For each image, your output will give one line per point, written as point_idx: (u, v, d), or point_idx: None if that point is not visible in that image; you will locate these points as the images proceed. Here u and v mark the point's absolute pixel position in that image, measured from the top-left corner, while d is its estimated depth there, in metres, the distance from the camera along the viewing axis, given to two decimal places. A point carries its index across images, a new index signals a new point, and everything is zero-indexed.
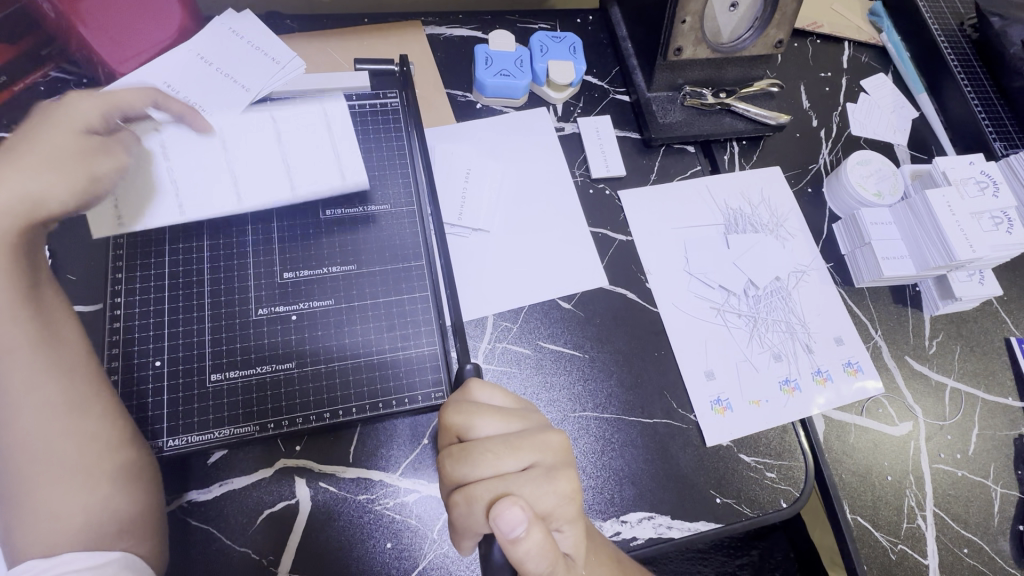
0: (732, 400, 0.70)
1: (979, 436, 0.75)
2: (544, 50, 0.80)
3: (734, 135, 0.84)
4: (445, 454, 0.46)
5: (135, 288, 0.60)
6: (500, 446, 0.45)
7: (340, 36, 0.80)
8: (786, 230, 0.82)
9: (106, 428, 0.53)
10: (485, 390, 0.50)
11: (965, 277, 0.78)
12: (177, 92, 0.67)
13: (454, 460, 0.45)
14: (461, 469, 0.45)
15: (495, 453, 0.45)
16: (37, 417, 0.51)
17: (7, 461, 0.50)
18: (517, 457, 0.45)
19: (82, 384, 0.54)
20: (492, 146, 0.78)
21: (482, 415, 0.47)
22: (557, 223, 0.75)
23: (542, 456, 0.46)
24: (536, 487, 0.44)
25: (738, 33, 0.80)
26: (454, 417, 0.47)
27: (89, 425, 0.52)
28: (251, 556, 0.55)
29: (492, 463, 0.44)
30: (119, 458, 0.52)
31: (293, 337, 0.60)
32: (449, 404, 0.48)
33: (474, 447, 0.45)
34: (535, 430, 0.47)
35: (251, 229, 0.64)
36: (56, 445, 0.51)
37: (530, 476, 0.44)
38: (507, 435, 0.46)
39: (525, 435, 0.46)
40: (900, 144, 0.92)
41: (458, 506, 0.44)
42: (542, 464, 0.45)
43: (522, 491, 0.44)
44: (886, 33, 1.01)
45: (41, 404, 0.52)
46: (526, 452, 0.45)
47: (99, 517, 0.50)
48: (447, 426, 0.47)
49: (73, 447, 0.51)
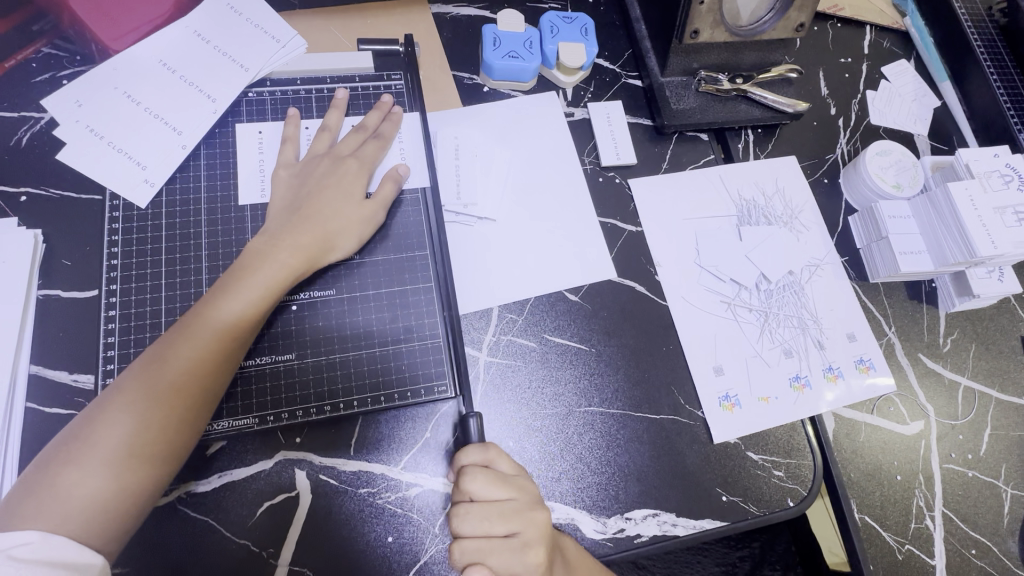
0: (741, 397, 0.68)
1: (992, 436, 0.74)
2: (554, 31, 0.78)
3: (749, 123, 0.81)
4: (449, 512, 0.50)
5: (131, 276, 0.59)
6: (488, 517, 0.49)
7: (343, 14, 0.77)
8: (801, 222, 0.80)
9: (177, 409, 0.50)
10: (502, 456, 0.52)
11: (984, 274, 0.75)
12: (174, 72, 0.66)
13: (452, 520, 0.49)
14: (455, 530, 0.49)
15: (486, 524, 0.48)
16: (157, 365, 0.51)
17: (108, 398, 0.50)
18: (506, 529, 0.49)
19: (188, 354, 0.52)
20: (499, 131, 0.76)
21: (488, 484, 0.49)
22: (566, 211, 0.73)
23: (526, 531, 0.49)
24: (511, 561, 0.48)
25: (758, 15, 0.77)
26: (463, 482, 0.50)
27: (169, 400, 0.50)
28: (249, 548, 0.54)
29: (478, 530, 0.48)
30: (160, 444, 0.49)
31: (292, 327, 0.60)
32: (462, 461, 0.51)
33: (470, 514, 0.49)
34: (524, 505, 0.50)
35: (251, 213, 0.63)
36: (139, 403, 0.50)
37: (508, 549, 0.48)
38: (502, 508, 0.49)
39: (517, 511, 0.49)
40: (920, 135, 0.89)
41: (444, 561, 0.48)
42: (524, 539, 0.49)
43: (498, 562, 0.48)
44: (910, 17, 0.96)
45: (165, 355, 0.51)
46: (513, 526, 0.49)
47: (102, 497, 0.47)
48: (459, 486, 0.50)
49: (147, 416, 0.49)
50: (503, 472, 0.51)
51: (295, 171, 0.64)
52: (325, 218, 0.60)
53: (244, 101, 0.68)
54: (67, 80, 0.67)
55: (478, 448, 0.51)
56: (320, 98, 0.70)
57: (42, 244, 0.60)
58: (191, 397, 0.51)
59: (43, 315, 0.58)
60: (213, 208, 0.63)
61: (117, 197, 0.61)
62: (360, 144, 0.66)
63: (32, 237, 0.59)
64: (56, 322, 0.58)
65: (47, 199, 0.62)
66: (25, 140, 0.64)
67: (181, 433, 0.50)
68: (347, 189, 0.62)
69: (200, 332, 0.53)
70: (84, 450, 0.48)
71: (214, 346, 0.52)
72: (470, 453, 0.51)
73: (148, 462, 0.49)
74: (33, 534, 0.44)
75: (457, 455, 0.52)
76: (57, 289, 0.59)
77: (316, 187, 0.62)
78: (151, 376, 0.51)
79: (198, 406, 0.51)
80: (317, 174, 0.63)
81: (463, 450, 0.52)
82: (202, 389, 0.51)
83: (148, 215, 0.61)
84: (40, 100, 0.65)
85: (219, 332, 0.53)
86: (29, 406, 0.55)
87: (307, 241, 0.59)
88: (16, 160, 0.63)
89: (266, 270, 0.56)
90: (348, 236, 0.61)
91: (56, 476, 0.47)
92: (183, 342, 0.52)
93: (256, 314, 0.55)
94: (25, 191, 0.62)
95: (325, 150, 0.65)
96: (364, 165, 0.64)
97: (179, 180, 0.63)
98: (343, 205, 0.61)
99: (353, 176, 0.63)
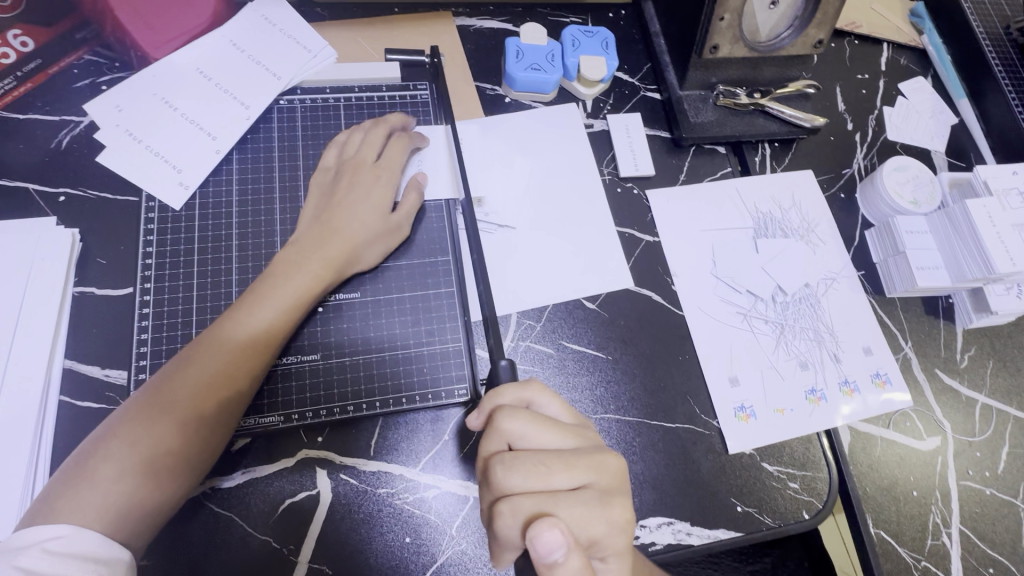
0: (756, 408, 0.69)
1: (1009, 454, 0.73)
2: (575, 44, 0.79)
3: (767, 136, 0.82)
4: (496, 460, 0.46)
5: (163, 275, 0.61)
6: (554, 463, 0.46)
7: (371, 26, 0.79)
8: (817, 235, 0.80)
9: (210, 412, 0.52)
10: (544, 399, 0.51)
11: (1003, 290, 0.75)
12: (209, 79, 0.68)
13: (505, 468, 0.46)
14: (509, 478, 0.45)
15: (548, 468, 0.46)
16: (188, 369, 0.53)
17: (140, 400, 0.52)
18: (571, 476, 0.46)
19: (220, 359, 0.53)
20: (519, 140, 0.77)
21: (536, 426, 0.48)
22: (586, 220, 0.75)
23: (595, 478, 0.47)
24: (584, 510, 0.45)
25: (777, 32, 0.78)
26: (504, 422, 0.48)
27: (201, 403, 0.51)
28: (269, 544, 0.55)
29: (545, 476, 0.46)
30: (190, 447, 0.51)
31: (318, 330, 0.61)
32: (504, 408, 0.49)
33: (526, 457, 0.46)
34: (588, 450, 0.48)
35: (280, 216, 0.65)
36: (173, 404, 0.51)
37: (581, 497, 0.46)
38: (562, 451, 0.47)
39: (578, 454, 0.48)
40: (937, 150, 0.90)
41: (504, 515, 0.45)
42: (595, 487, 0.47)
43: (567, 512, 0.45)
44: (928, 35, 0.97)
45: (198, 358, 0.53)
46: (579, 472, 0.46)
47: (133, 495, 0.48)
48: (500, 429, 0.48)
49: (179, 418, 0.51)
50: (550, 415, 0.50)
51: (324, 177, 0.66)
52: (352, 225, 0.62)
53: (276, 108, 0.70)
54: (107, 85, 0.69)
55: (519, 388, 0.51)
56: (348, 106, 0.72)
57: (78, 243, 0.62)
58: (220, 405, 0.52)
59: (77, 311, 0.60)
60: (244, 211, 0.65)
61: (152, 199, 0.63)
62: (391, 153, 0.68)
63: (70, 236, 0.62)
64: (89, 318, 0.60)
65: (84, 198, 0.64)
66: (65, 142, 0.66)
67: (209, 438, 0.52)
68: (375, 196, 0.64)
69: (232, 339, 0.54)
70: (115, 451, 0.49)
71: (247, 350, 0.54)
72: (505, 394, 0.51)
73: (178, 463, 0.50)
74: (64, 529, 0.45)
75: (492, 401, 0.51)
76: (91, 287, 0.61)
77: (337, 190, 0.63)
78: (183, 380, 0.52)
79: (230, 410, 0.53)
80: (345, 180, 0.64)
81: (498, 393, 0.51)
82: (234, 393, 0.53)
83: (181, 216, 0.63)
84: (81, 105, 0.68)
85: (251, 341, 0.55)
86: (61, 400, 0.57)
87: (339, 248, 0.60)
88: (57, 161, 0.65)
89: (296, 281, 0.58)
90: (374, 237, 0.63)
91: (87, 475, 0.48)
92: (215, 350, 0.53)
93: (287, 320, 0.57)
94: (63, 191, 0.64)
95: (358, 156, 0.67)
96: (395, 174, 0.66)
97: (212, 183, 0.65)
98: (370, 216, 0.63)
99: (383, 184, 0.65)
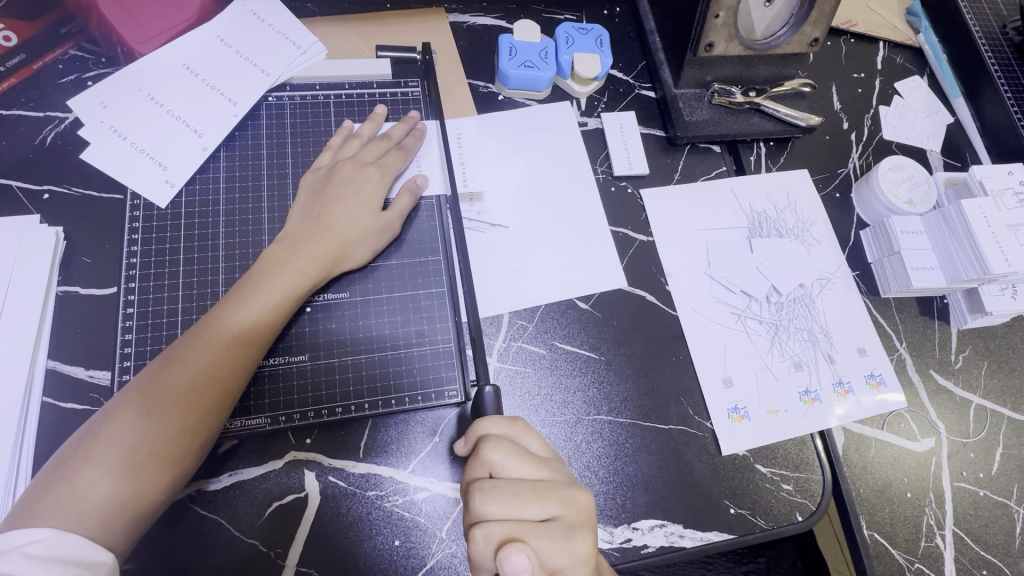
0: (750, 409, 0.68)
1: (1003, 455, 0.73)
2: (570, 41, 0.78)
3: (762, 135, 0.82)
4: (473, 486, 0.47)
5: (150, 274, 0.60)
6: (529, 494, 0.46)
7: (362, 22, 0.78)
8: (812, 235, 0.80)
9: (195, 412, 0.51)
10: (529, 436, 0.51)
11: (998, 291, 0.75)
12: (197, 76, 0.67)
13: (482, 495, 0.46)
14: (485, 505, 0.46)
15: (522, 498, 0.46)
16: (172, 367, 0.52)
17: (123, 400, 0.51)
18: (543, 508, 0.46)
19: (204, 356, 0.52)
20: (512, 138, 0.76)
21: (515, 458, 0.48)
22: (579, 219, 0.74)
23: (565, 512, 0.47)
24: (552, 542, 0.45)
25: (772, 31, 0.77)
26: (486, 452, 0.48)
27: (186, 402, 0.51)
28: (257, 547, 0.55)
29: (518, 507, 0.46)
30: (176, 447, 0.50)
31: (306, 330, 0.61)
32: (488, 438, 0.49)
33: (503, 486, 0.46)
34: (563, 484, 0.48)
35: (268, 216, 0.64)
36: (157, 403, 0.50)
37: (549, 529, 0.46)
38: (537, 483, 0.47)
39: (553, 487, 0.47)
40: (933, 150, 0.89)
41: (476, 541, 0.45)
42: (564, 520, 0.46)
43: (537, 542, 0.45)
44: (924, 34, 0.96)
45: (183, 356, 0.52)
46: (551, 505, 0.46)
47: (116, 497, 0.47)
48: (482, 458, 0.48)
49: (164, 417, 0.50)
50: (533, 451, 0.50)
51: (314, 176, 0.65)
52: (341, 225, 0.61)
53: (265, 105, 0.69)
54: (92, 82, 0.68)
55: (507, 422, 0.51)
56: (338, 104, 0.71)
57: (63, 242, 0.61)
58: (205, 404, 0.51)
59: (61, 311, 0.59)
60: (231, 210, 0.64)
61: (138, 197, 0.63)
62: (383, 152, 0.67)
63: (53, 234, 0.61)
64: (74, 318, 0.59)
65: (68, 196, 0.63)
66: (50, 139, 0.65)
67: (194, 438, 0.51)
68: (366, 197, 0.63)
69: (218, 337, 0.53)
70: (98, 452, 0.48)
71: (233, 348, 0.53)
72: (492, 424, 0.50)
73: (163, 464, 0.49)
74: (45, 532, 0.44)
75: (477, 429, 0.50)
76: (75, 286, 0.60)
77: (332, 193, 0.62)
78: (167, 380, 0.51)
79: (216, 409, 0.52)
80: (333, 178, 0.63)
81: (486, 422, 0.51)
82: (220, 392, 0.52)
83: (168, 215, 0.62)
84: (65, 101, 0.67)
85: (236, 340, 0.54)
86: (44, 402, 0.56)
87: (328, 249, 0.60)
88: (40, 159, 0.64)
89: (282, 279, 0.57)
90: (363, 237, 0.62)
91: (69, 477, 0.47)
92: (199, 348, 0.53)
93: (274, 319, 0.56)
94: (47, 189, 0.63)
95: (350, 155, 0.66)
96: (385, 173, 0.65)
97: (199, 182, 0.64)
98: (361, 215, 0.62)
99: (374, 183, 0.64)
